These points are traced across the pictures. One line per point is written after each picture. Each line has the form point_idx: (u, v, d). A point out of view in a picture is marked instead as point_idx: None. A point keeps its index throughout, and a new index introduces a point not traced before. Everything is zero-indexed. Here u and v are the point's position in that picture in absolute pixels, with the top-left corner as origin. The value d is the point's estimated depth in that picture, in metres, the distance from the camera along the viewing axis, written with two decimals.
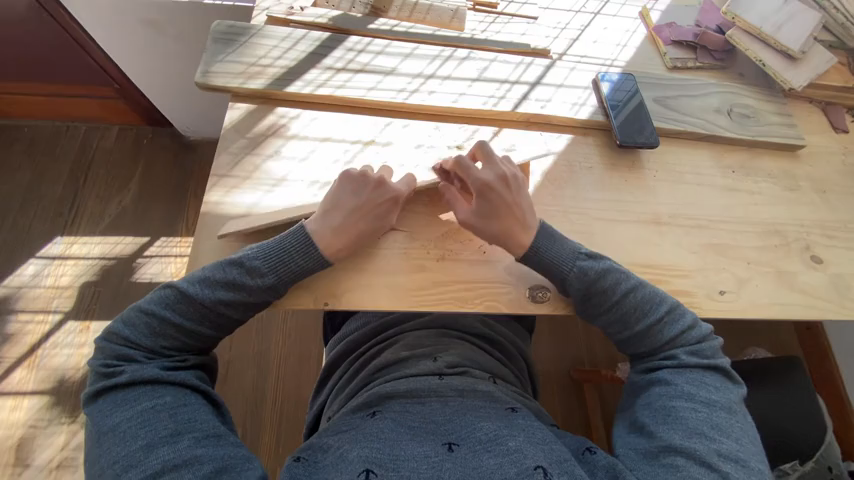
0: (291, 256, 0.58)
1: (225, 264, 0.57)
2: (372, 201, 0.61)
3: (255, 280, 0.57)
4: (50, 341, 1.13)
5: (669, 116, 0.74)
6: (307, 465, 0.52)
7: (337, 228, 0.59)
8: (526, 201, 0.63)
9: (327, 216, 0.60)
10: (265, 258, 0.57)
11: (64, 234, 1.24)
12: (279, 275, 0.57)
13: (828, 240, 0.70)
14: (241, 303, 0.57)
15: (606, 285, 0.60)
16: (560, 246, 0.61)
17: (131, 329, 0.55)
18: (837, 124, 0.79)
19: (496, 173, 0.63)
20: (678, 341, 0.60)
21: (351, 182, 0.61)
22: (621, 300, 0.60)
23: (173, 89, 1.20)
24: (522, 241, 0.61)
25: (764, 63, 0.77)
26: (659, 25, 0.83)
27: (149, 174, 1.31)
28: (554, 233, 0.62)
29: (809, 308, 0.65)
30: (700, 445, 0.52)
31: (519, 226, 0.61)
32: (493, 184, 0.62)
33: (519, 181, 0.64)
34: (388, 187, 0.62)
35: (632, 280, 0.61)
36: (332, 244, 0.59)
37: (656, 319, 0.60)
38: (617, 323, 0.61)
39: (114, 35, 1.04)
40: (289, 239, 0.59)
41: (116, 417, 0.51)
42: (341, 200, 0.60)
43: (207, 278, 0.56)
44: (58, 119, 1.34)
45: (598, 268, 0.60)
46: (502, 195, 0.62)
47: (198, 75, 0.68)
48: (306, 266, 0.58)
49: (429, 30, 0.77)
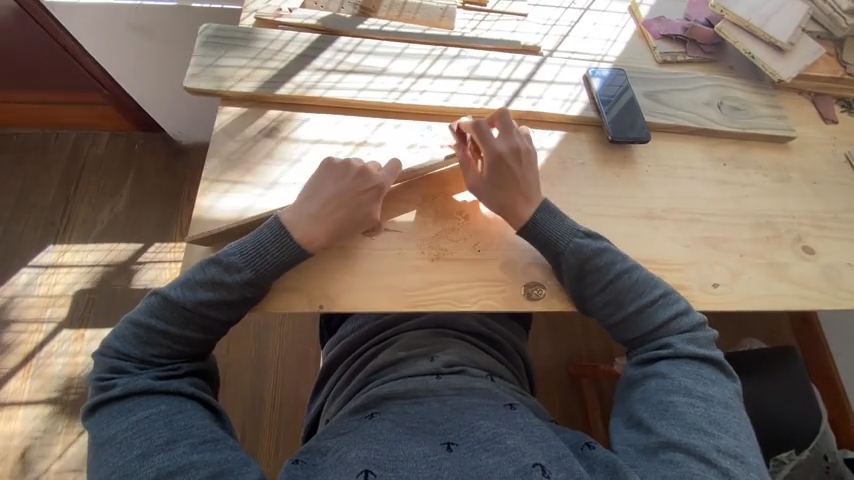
0: (268, 250, 0.58)
1: (204, 264, 0.57)
2: (354, 187, 0.61)
3: (234, 276, 0.57)
4: (44, 350, 1.13)
5: (660, 111, 0.74)
6: (307, 467, 0.52)
7: (314, 216, 0.60)
8: (535, 176, 0.65)
9: (303, 205, 0.60)
10: (242, 254, 0.57)
11: (55, 243, 1.23)
12: (258, 269, 0.57)
13: (819, 231, 0.70)
14: (221, 301, 0.57)
15: (601, 263, 0.61)
16: (559, 223, 0.63)
17: (120, 341, 0.55)
18: (826, 114, 0.79)
19: (510, 143, 0.65)
20: (669, 329, 0.61)
21: (330, 173, 0.62)
22: (616, 279, 0.61)
23: (162, 93, 1.19)
24: (523, 213, 0.63)
25: (754, 55, 0.77)
26: (648, 19, 0.83)
27: (140, 180, 1.31)
28: (555, 210, 0.63)
29: (801, 298, 0.65)
30: (697, 440, 0.53)
31: (520, 197, 0.63)
32: (507, 155, 0.64)
33: (531, 156, 0.66)
34: (370, 176, 0.62)
35: (628, 261, 0.62)
36: (307, 232, 0.59)
37: (650, 300, 0.61)
38: (610, 305, 0.62)
39: (101, 39, 1.04)
40: (265, 233, 0.59)
41: (112, 429, 0.51)
42: (320, 190, 0.61)
43: (188, 281, 0.57)
44: (47, 126, 1.33)
45: (595, 246, 0.62)
46: (512, 169, 0.64)
47: (187, 79, 0.68)
48: (283, 259, 0.58)
49: (419, 30, 0.77)
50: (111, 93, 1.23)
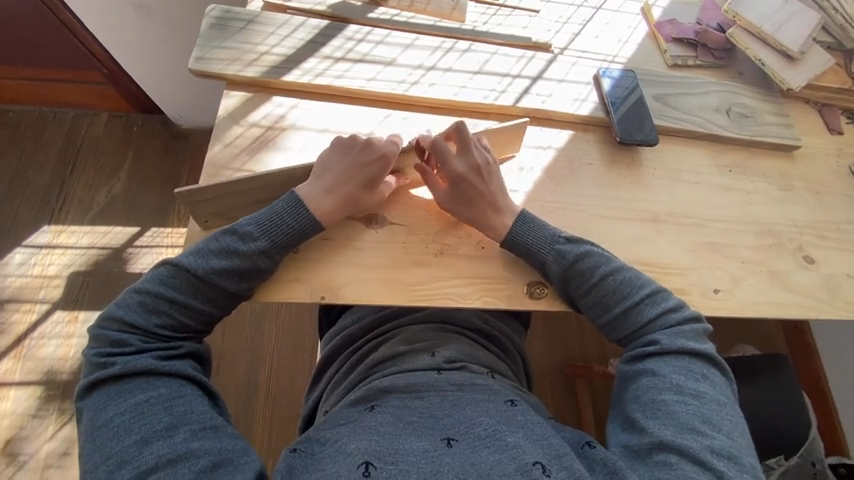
0: (282, 219, 0.58)
1: (218, 234, 0.57)
2: (360, 161, 0.61)
3: (249, 245, 0.56)
4: (37, 331, 1.12)
5: (668, 115, 0.74)
6: (305, 456, 0.52)
7: (328, 190, 0.59)
8: (500, 187, 0.64)
9: (319, 179, 0.60)
10: (258, 224, 0.57)
11: (51, 223, 1.21)
12: (272, 239, 0.57)
13: (820, 240, 0.70)
14: (234, 270, 0.56)
15: (584, 267, 0.61)
16: (538, 232, 0.62)
17: (126, 311, 0.55)
18: (831, 124, 0.79)
19: (470, 162, 0.63)
20: (655, 324, 0.61)
21: (340, 147, 0.61)
22: (598, 284, 0.61)
23: (163, 75, 1.17)
24: (500, 227, 0.62)
25: (763, 63, 0.77)
26: (660, 22, 0.82)
27: (138, 163, 1.29)
28: (530, 217, 0.63)
29: (801, 306, 0.65)
30: (693, 441, 0.53)
31: (491, 209, 0.62)
32: (466, 175, 0.62)
33: (492, 170, 0.64)
34: (374, 148, 0.61)
35: (612, 262, 0.62)
36: (324, 206, 0.59)
37: (634, 302, 0.61)
38: (595, 306, 0.62)
39: (103, 17, 1.03)
40: (279, 204, 0.59)
41: (110, 411, 0.50)
42: (331, 164, 0.60)
43: (202, 250, 0.57)
44: (44, 104, 1.31)
45: (576, 252, 0.61)
46: (475, 186, 0.62)
47: (192, 61, 0.67)
48: (297, 229, 0.58)
49: (430, 21, 0.76)
50: (111, 73, 1.22)
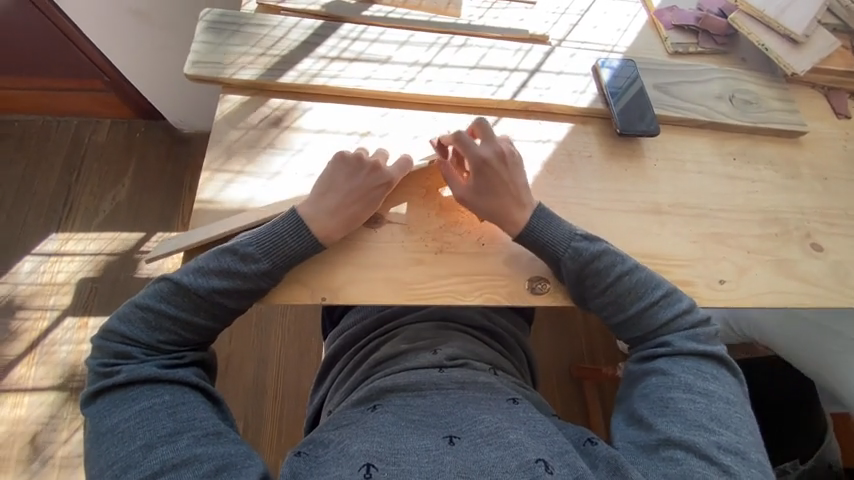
0: (284, 240, 0.57)
1: (218, 253, 0.57)
2: (368, 183, 0.61)
3: (250, 267, 0.56)
4: (49, 338, 1.13)
5: (671, 104, 0.73)
6: (308, 460, 0.52)
7: (331, 211, 0.59)
8: (522, 180, 0.63)
9: (323, 198, 0.59)
10: (259, 244, 0.57)
11: (59, 231, 1.23)
12: (273, 260, 0.57)
13: (827, 227, 0.69)
14: (235, 291, 0.56)
15: (600, 267, 0.60)
16: (556, 227, 0.61)
17: (126, 325, 0.55)
18: (838, 109, 0.78)
19: (493, 149, 0.63)
20: (670, 326, 0.60)
21: (347, 165, 0.61)
22: (616, 282, 0.60)
23: (166, 80, 1.18)
24: (519, 220, 0.61)
25: (767, 47, 0.75)
26: (660, 9, 0.81)
27: (143, 167, 1.30)
28: (549, 214, 0.62)
29: (808, 296, 0.64)
30: (701, 437, 0.52)
31: (513, 203, 0.62)
32: (491, 161, 0.62)
33: (516, 159, 0.64)
34: (381, 171, 0.61)
35: (629, 263, 0.61)
36: (326, 226, 0.58)
37: (651, 302, 0.60)
38: (610, 307, 0.61)
39: (101, 25, 1.04)
40: (280, 224, 0.58)
41: (114, 418, 0.51)
42: (338, 183, 0.60)
43: (201, 268, 0.56)
44: (49, 113, 1.32)
45: (593, 250, 0.60)
46: (498, 174, 0.62)
47: (186, 66, 0.67)
48: (299, 251, 0.58)
49: (425, 17, 0.75)
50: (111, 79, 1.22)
